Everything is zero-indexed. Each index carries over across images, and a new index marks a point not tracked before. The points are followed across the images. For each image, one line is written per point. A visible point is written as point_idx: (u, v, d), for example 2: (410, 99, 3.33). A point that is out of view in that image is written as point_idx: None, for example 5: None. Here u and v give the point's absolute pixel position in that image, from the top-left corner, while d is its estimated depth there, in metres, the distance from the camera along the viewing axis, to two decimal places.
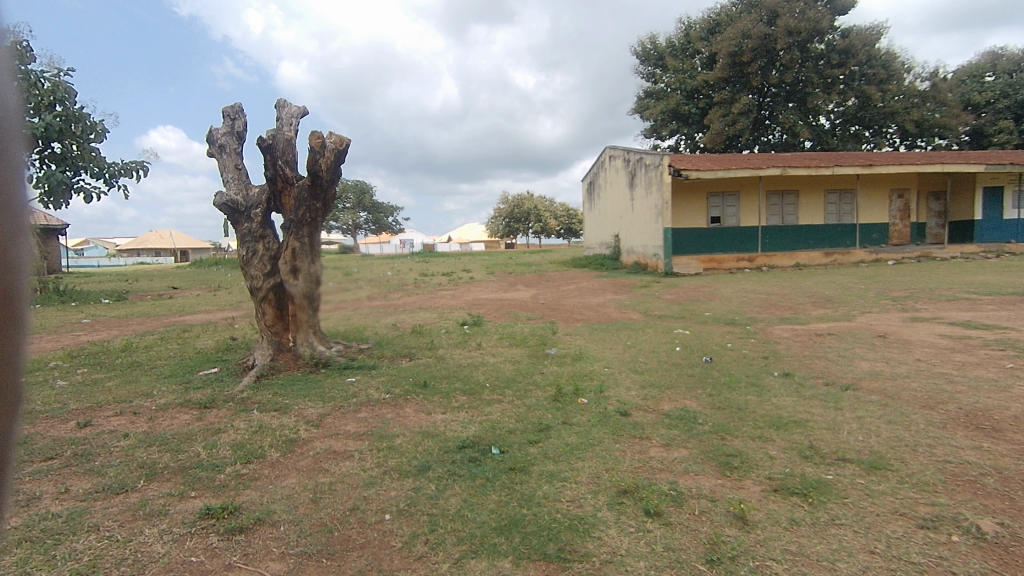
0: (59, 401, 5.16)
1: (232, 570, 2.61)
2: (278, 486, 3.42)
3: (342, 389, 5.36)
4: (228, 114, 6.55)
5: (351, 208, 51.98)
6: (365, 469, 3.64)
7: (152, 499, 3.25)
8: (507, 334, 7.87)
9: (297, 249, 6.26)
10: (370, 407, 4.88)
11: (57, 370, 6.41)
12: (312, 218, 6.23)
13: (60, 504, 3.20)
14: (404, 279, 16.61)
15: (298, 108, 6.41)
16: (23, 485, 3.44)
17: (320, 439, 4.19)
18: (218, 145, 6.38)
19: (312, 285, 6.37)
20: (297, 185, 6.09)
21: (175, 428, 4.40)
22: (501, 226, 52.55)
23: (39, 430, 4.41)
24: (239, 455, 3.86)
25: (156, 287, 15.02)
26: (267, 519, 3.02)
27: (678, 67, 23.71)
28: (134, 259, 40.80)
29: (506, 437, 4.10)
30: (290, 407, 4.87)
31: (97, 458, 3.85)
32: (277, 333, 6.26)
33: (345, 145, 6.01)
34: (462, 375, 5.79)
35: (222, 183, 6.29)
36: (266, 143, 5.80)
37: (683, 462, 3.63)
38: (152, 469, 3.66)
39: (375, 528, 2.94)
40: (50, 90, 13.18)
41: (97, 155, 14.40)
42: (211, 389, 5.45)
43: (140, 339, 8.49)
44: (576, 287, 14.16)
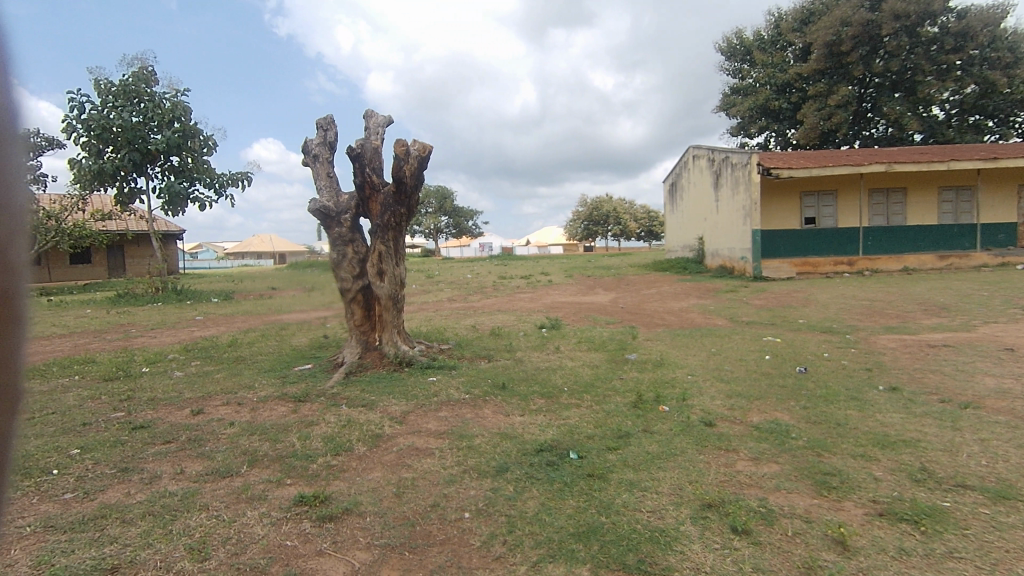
0: (176, 390, 5.70)
1: (323, 555, 2.75)
2: (365, 479, 3.59)
3: (424, 388, 5.53)
4: (321, 125, 6.94)
5: (433, 212, 53.51)
6: (446, 466, 3.73)
7: (254, 484, 3.51)
8: (586, 338, 7.80)
9: (383, 252, 6.51)
10: (451, 407, 4.99)
11: (175, 361, 7.11)
12: (397, 223, 6.54)
13: (176, 483, 3.53)
14: (484, 282, 16.90)
15: (384, 118, 6.72)
16: (145, 465, 3.83)
17: (403, 435, 4.34)
18: (312, 155, 6.81)
19: (396, 287, 6.60)
20: (383, 191, 6.35)
21: (274, 419, 4.72)
22: (579, 229, 52.07)
23: (160, 416, 4.90)
24: (330, 447, 4.08)
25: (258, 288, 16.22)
26: (355, 510, 3.16)
27: (767, 61, 22.52)
28: (240, 262, 44.53)
29: (584, 442, 4.06)
30: (376, 404, 5.09)
31: (206, 443, 4.22)
32: (365, 332, 6.58)
33: (427, 152, 6.28)
34: (541, 378, 5.79)
35: (317, 191, 6.69)
36: (355, 152, 6.12)
37: (774, 478, 3.42)
38: (254, 456, 3.95)
39: (454, 526, 2.99)
40: (170, 109, 14.69)
41: (208, 167, 15.77)
42: (304, 384, 5.81)
43: (245, 335, 9.20)
44: (658, 290, 13.75)
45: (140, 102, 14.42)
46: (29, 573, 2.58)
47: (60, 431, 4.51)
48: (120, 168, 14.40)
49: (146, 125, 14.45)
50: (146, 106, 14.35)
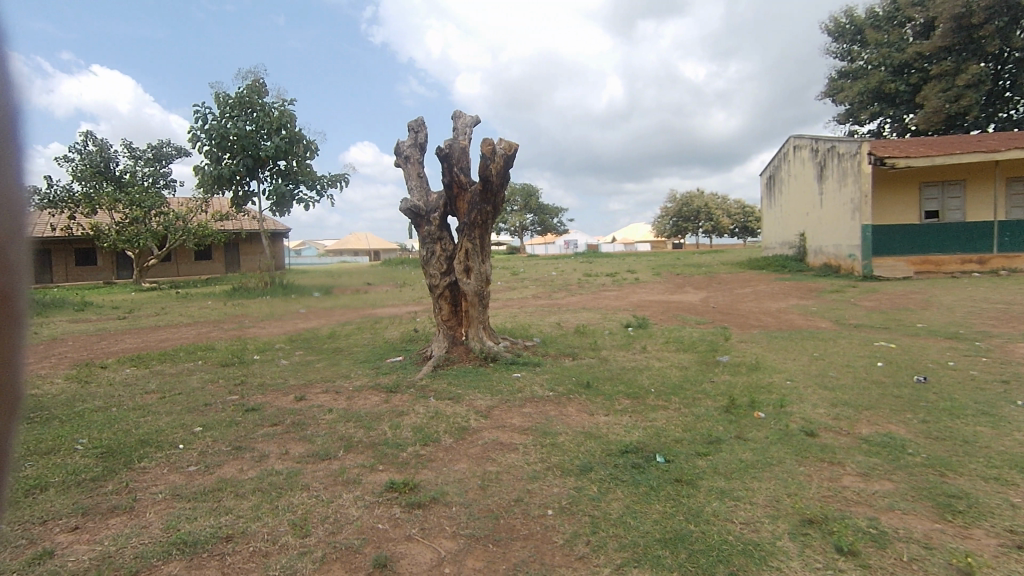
0: (282, 377, 6.19)
1: (411, 541, 2.86)
2: (451, 469, 3.69)
3: (509, 384, 5.60)
4: (412, 128, 7.20)
5: (519, 210, 53.91)
6: (529, 462, 3.75)
7: (349, 468, 3.72)
8: (674, 338, 7.56)
9: (470, 249, 6.65)
10: (535, 403, 5.02)
11: (281, 351, 7.70)
12: (483, 221, 6.64)
13: (282, 463, 3.83)
14: (569, 279, 16.84)
15: (471, 118, 6.85)
16: (256, 445, 4.17)
17: (488, 429, 4.42)
18: (404, 156, 7.07)
19: (482, 284, 6.70)
20: (470, 189, 6.50)
21: (368, 408, 4.99)
22: (668, 226, 50.42)
23: (268, 400, 5.33)
24: (419, 437, 4.23)
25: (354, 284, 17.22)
26: (442, 499, 3.26)
27: (881, 40, 20.61)
28: (338, 257, 47.31)
29: (672, 445, 3.93)
30: (463, 397, 5.22)
31: (308, 427, 4.52)
32: (452, 327, 6.74)
33: (513, 151, 6.35)
34: (627, 378, 5.67)
35: (408, 190, 6.96)
36: (444, 152, 6.33)
37: (887, 497, 3.12)
38: (350, 441, 4.19)
39: (538, 522, 3.00)
40: (278, 116, 15.86)
41: (311, 170, 16.88)
42: (396, 375, 6.09)
43: (342, 327, 9.79)
44: (754, 290, 13.01)
45: (253, 112, 15.68)
46: (161, 534, 2.90)
47: (186, 410, 5.04)
48: (236, 173, 15.80)
49: (258, 133, 15.72)
50: (258, 115, 15.58)
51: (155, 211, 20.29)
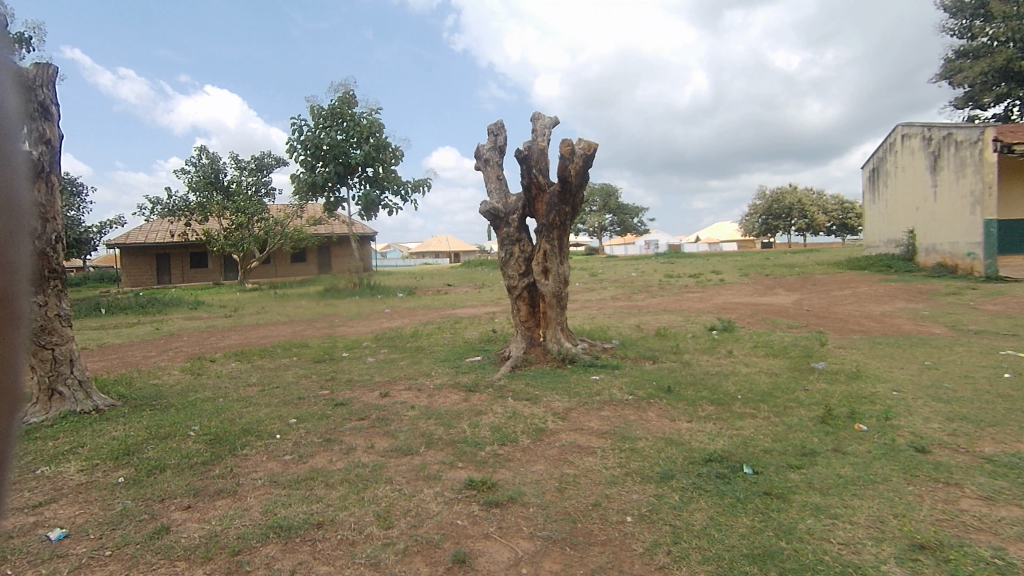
0: (368, 373, 6.49)
1: (489, 539, 2.89)
2: (528, 470, 3.70)
3: (587, 386, 5.53)
4: (492, 131, 7.30)
5: (597, 211, 53.15)
6: (608, 467, 3.69)
7: (430, 464, 3.83)
8: (763, 342, 7.14)
9: (548, 250, 6.64)
10: (614, 407, 4.92)
11: (368, 349, 8.07)
12: (562, 222, 6.61)
13: (368, 456, 4.01)
14: (649, 280, 16.38)
15: (551, 119, 6.87)
16: (344, 437, 4.39)
17: (565, 432, 4.38)
18: (484, 160, 7.18)
19: (560, 285, 6.67)
20: (549, 191, 6.53)
21: (448, 406, 5.11)
22: (757, 225, 47.90)
23: (355, 395, 5.61)
24: (496, 436, 4.28)
25: (434, 286, 17.71)
26: (519, 499, 3.27)
27: (1011, 12, 18.36)
28: (420, 261, 48.90)
29: (761, 456, 3.71)
30: (540, 398, 5.22)
31: (392, 423, 4.70)
32: (530, 328, 6.76)
33: (593, 151, 6.30)
34: (711, 383, 5.42)
35: (488, 193, 7.07)
36: (523, 154, 6.40)
37: (1017, 525, 2.77)
38: (431, 438, 4.31)
39: (616, 528, 2.94)
40: (368, 125, 16.63)
41: (396, 176, 17.58)
42: (475, 374, 6.21)
43: (424, 327, 10.11)
44: (854, 292, 12.04)
45: (343, 122, 16.56)
46: (261, 518, 3.12)
47: (282, 402, 5.40)
48: (328, 180, 16.76)
49: (349, 142, 16.59)
50: (348, 126, 16.44)
51: (257, 217, 21.84)
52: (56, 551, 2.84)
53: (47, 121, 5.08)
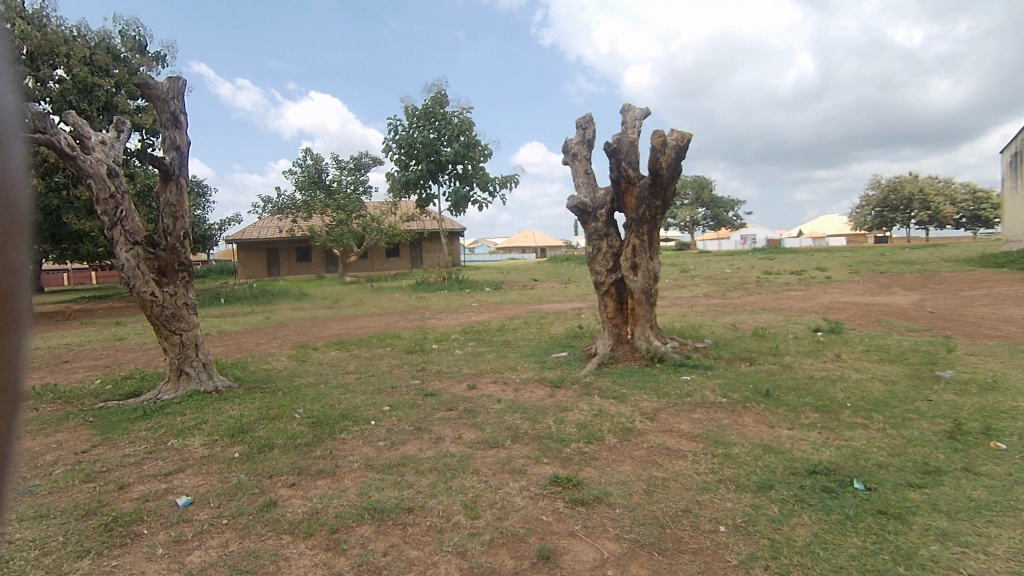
0: (456, 365, 6.67)
1: (574, 537, 2.86)
2: (615, 470, 3.62)
3: (677, 387, 5.32)
4: (581, 124, 7.21)
5: (690, 204, 51.11)
6: (700, 472, 3.52)
7: (516, 458, 3.86)
8: (877, 346, 6.51)
9: (637, 245, 6.46)
10: (706, 409, 4.70)
11: (456, 341, 8.30)
12: (652, 217, 6.42)
13: (456, 446, 4.10)
14: (745, 277, 15.54)
15: (642, 110, 6.69)
16: (434, 427, 4.53)
17: (654, 433, 4.25)
18: (572, 154, 7.11)
19: (650, 282, 6.48)
20: (639, 184, 6.34)
21: (534, 401, 5.12)
22: (870, 218, 43.99)
23: (444, 386, 5.77)
24: (583, 434, 4.22)
25: (521, 281, 17.90)
26: (605, 499, 3.21)
27: None
28: (506, 255, 49.61)
29: (873, 471, 3.39)
30: (628, 397, 5.09)
31: (478, 415, 4.78)
32: (618, 325, 6.61)
33: (685, 141, 6.09)
34: (815, 389, 5.02)
35: (575, 187, 6.98)
36: (612, 147, 6.29)
37: None
38: (517, 432, 4.33)
39: (708, 537, 2.80)
40: (458, 124, 17.03)
41: (485, 173, 17.89)
42: (561, 370, 6.18)
43: (511, 322, 10.22)
44: (988, 292, 10.70)
45: (436, 121, 17.08)
46: (356, 499, 3.30)
47: (376, 390, 5.67)
48: (421, 177, 17.40)
49: (441, 141, 17.12)
50: (441, 124, 16.93)
51: (356, 214, 23.14)
52: (182, 515, 3.16)
53: (178, 129, 5.63)
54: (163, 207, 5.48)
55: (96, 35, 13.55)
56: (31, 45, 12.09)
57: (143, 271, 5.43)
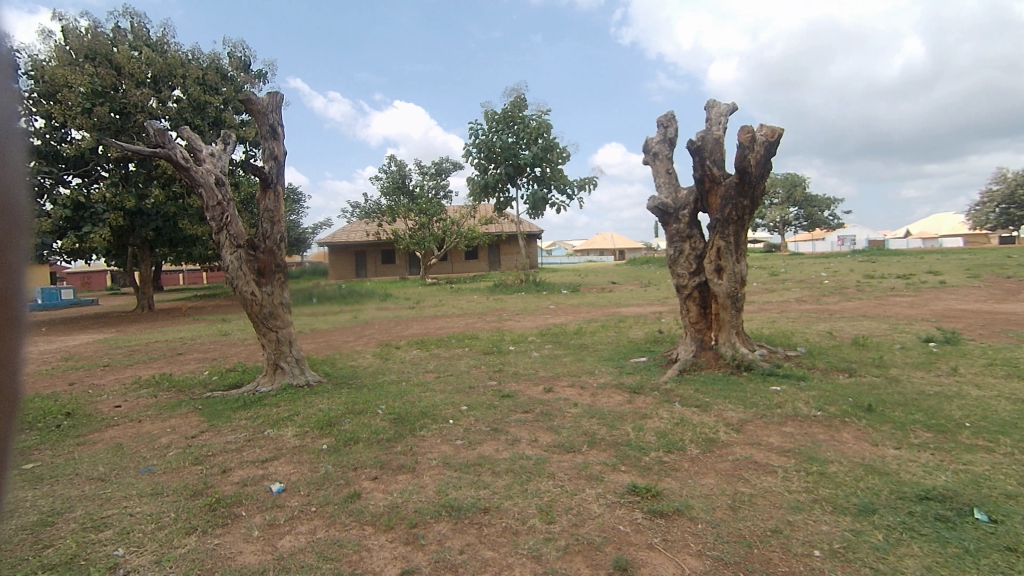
0: (533, 368, 6.67)
1: (653, 550, 2.75)
2: (698, 482, 3.45)
3: (766, 397, 5.02)
4: (662, 123, 7.00)
5: (781, 203, 48.29)
6: (792, 490, 3.29)
7: (593, 464, 3.78)
8: (1003, 360, 5.79)
9: (723, 248, 6.16)
10: (799, 423, 4.38)
11: (533, 343, 8.31)
12: (739, 217, 6.09)
13: (532, 449, 4.09)
14: (844, 281, 14.42)
15: (728, 106, 6.39)
16: (510, 429, 4.55)
17: (740, 445, 4.03)
18: (652, 154, 6.91)
19: (736, 285, 6.14)
20: (724, 183, 6.05)
21: (612, 406, 5.01)
22: (992, 216, 39.52)
23: (520, 388, 5.78)
24: (663, 443, 4.08)
25: (598, 283, 17.68)
26: (686, 513, 3.07)
27: None
28: (584, 257, 49.24)
29: (1000, 501, 3.01)
30: (711, 406, 4.86)
31: (555, 418, 4.75)
32: (701, 330, 6.35)
33: (777, 137, 5.74)
34: (927, 406, 4.55)
35: (656, 188, 6.79)
36: (696, 145, 6.05)
37: None
38: (593, 438, 4.25)
39: (801, 561, 2.60)
40: (537, 127, 17.06)
41: (563, 175, 17.82)
42: (640, 375, 6.00)
43: (588, 325, 10.09)
44: None
45: (515, 125, 17.24)
46: (434, 496, 3.37)
47: (455, 390, 5.78)
48: (499, 181, 17.62)
49: (519, 144, 17.25)
50: (520, 128, 17.07)
51: (437, 217, 23.84)
52: (276, 501, 3.37)
53: (276, 140, 6.04)
54: (262, 213, 5.89)
55: (209, 57, 14.88)
56: (154, 69, 13.49)
57: (245, 271, 5.87)
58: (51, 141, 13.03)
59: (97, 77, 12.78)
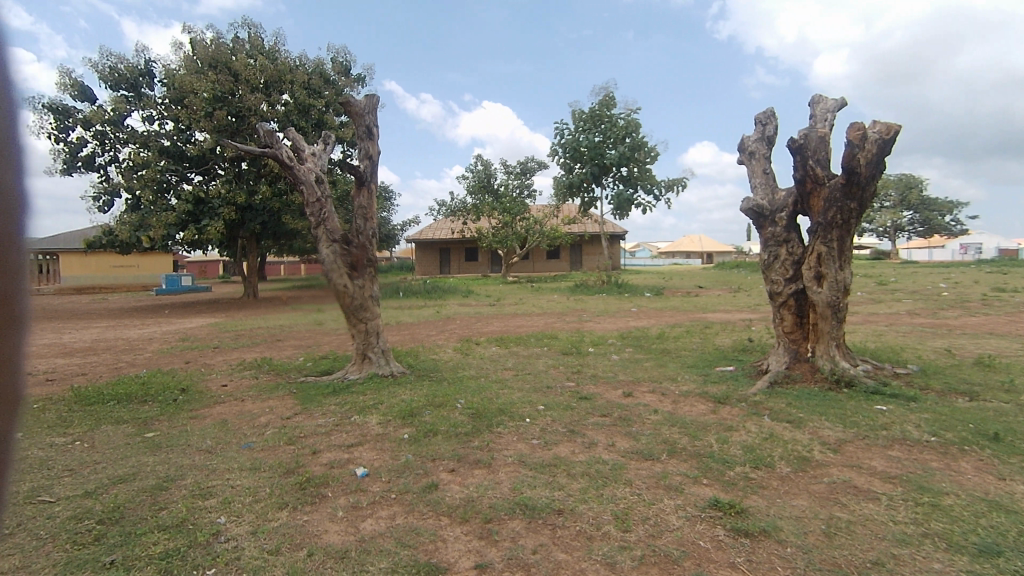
0: (613, 371, 6.55)
1: (736, 570, 2.61)
2: (787, 503, 3.23)
3: (869, 417, 4.61)
4: (760, 120, 6.61)
5: (893, 207, 44.28)
6: (897, 521, 2.99)
7: (672, 474, 3.65)
8: None
9: (824, 253, 5.73)
10: (908, 448, 3.99)
11: (614, 346, 8.17)
12: (844, 221, 5.62)
13: (609, 453, 4.02)
14: (967, 294, 12.98)
15: (836, 101, 5.93)
16: (587, 432, 4.48)
17: (838, 466, 3.72)
18: (748, 153, 6.55)
19: (838, 294, 5.67)
20: (829, 184, 5.59)
21: (695, 416, 4.81)
22: None
23: (599, 391, 5.69)
24: (749, 458, 3.85)
25: (685, 287, 17.07)
26: (774, 534, 2.88)
27: None
28: (670, 260, 47.76)
29: None
30: (806, 423, 4.53)
31: (634, 424, 4.63)
32: (795, 341, 5.97)
33: (892, 134, 5.24)
34: None
35: (751, 189, 6.44)
36: (798, 143, 5.67)
37: None
38: (674, 447, 4.10)
39: None
40: (624, 126, 16.74)
41: (650, 175, 17.36)
42: (727, 385, 5.71)
43: (672, 329, 9.76)
44: None
45: (602, 124, 17.02)
46: (509, 493, 3.38)
47: (533, 389, 5.79)
48: (584, 180, 17.47)
49: (606, 143, 17.01)
50: (607, 127, 16.83)
51: (520, 217, 24.04)
52: (360, 485, 3.52)
53: (371, 141, 6.32)
54: (356, 210, 6.20)
55: (314, 62, 15.89)
56: (266, 75, 14.59)
57: (339, 265, 6.21)
58: (178, 141, 14.50)
59: (218, 84, 14.03)
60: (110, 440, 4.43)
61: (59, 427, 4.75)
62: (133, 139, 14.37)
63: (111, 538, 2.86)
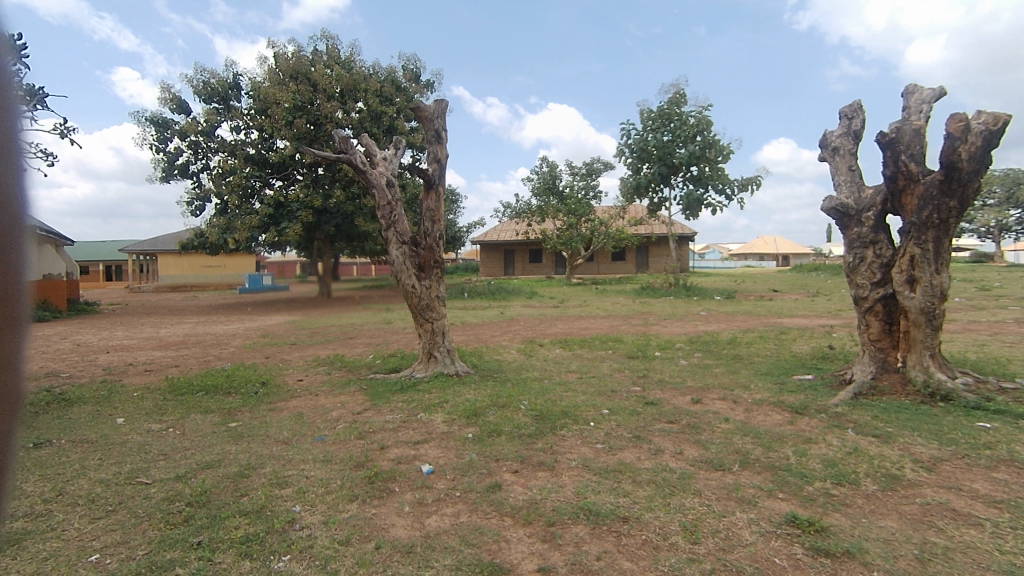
0: (681, 376, 6.34)
1: None
2: (875, 524, 2.99)
3: (970, 435, 4.20)
4: (846, 114, 6.23)
5: (997, 204, 40.39)
6: (1005, 551, 2.70)
7: (745, 486, 3.47)
8: None
9: (917, 256, 5.28)
10: (1017, 470, 3.60)
11: (681, 350, 7.91)
12: (942, 221, 5.17)
13: (677, 462, 3.88)
14: None
15: (934, 91, 5.47)
16: (654, 438, 4.35)
17: (933, 487, 3.42)
18: (832, 149, 6.17)
19: (934, 300, 5.22)
20: (924, 181, 5.18)
21: (769, 426, 4.57)
22: None
23: (666, 397, 5.52)
24: (831, 473, 3.61)
25: (758, 291, 16.32)
26: (859, 556, 2.68)
27: None
28: (742, 262, 45.86)
29: None
30: (895, 438, 4.20)
31: (703, 432, 4.45)
32: (884, 350, 5.54)
33: (1000, 124, 4.75)
34: None
35: (833, 187, 6.06)
36: (888, 138, 5.29)
37: None
38: (746, 457, 3.91)
39: None
40: (695, 124, 16.25)
41: (723, 174, 16.74)
42: (805, 395, 5.39)
43: (745, 334, 9.33)
44: None
45: (672, 122, 16.57)
46: (573, 497, 3.34)
47: (597, 392, 5.71)
48: (652, 181, 17.09)
49: (675, 143, 16.55)
50: (676, 126, 16.39)
51: (585, 218, 23.82)
52: (425, 481, 3.59)
53: (440, 144, 6.46)
54: (425, 212, 6.35)
55: (387, 70, 16.49)
56: (341, 84, 15.24)
57: (408, 266, 6.37)
58: (261, 149, 15.46)
59: (298, 94, 14.82)
60: (198, 428, 4.75)
61: (155, 415, 5.16)
62: (222, 148, 15.44)
63: (198, 520, 3.07)
